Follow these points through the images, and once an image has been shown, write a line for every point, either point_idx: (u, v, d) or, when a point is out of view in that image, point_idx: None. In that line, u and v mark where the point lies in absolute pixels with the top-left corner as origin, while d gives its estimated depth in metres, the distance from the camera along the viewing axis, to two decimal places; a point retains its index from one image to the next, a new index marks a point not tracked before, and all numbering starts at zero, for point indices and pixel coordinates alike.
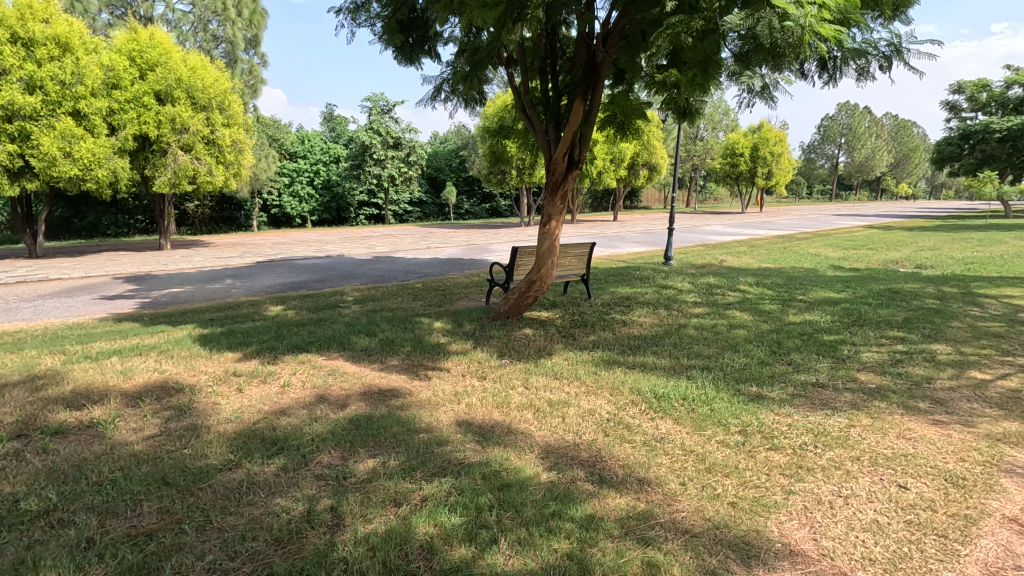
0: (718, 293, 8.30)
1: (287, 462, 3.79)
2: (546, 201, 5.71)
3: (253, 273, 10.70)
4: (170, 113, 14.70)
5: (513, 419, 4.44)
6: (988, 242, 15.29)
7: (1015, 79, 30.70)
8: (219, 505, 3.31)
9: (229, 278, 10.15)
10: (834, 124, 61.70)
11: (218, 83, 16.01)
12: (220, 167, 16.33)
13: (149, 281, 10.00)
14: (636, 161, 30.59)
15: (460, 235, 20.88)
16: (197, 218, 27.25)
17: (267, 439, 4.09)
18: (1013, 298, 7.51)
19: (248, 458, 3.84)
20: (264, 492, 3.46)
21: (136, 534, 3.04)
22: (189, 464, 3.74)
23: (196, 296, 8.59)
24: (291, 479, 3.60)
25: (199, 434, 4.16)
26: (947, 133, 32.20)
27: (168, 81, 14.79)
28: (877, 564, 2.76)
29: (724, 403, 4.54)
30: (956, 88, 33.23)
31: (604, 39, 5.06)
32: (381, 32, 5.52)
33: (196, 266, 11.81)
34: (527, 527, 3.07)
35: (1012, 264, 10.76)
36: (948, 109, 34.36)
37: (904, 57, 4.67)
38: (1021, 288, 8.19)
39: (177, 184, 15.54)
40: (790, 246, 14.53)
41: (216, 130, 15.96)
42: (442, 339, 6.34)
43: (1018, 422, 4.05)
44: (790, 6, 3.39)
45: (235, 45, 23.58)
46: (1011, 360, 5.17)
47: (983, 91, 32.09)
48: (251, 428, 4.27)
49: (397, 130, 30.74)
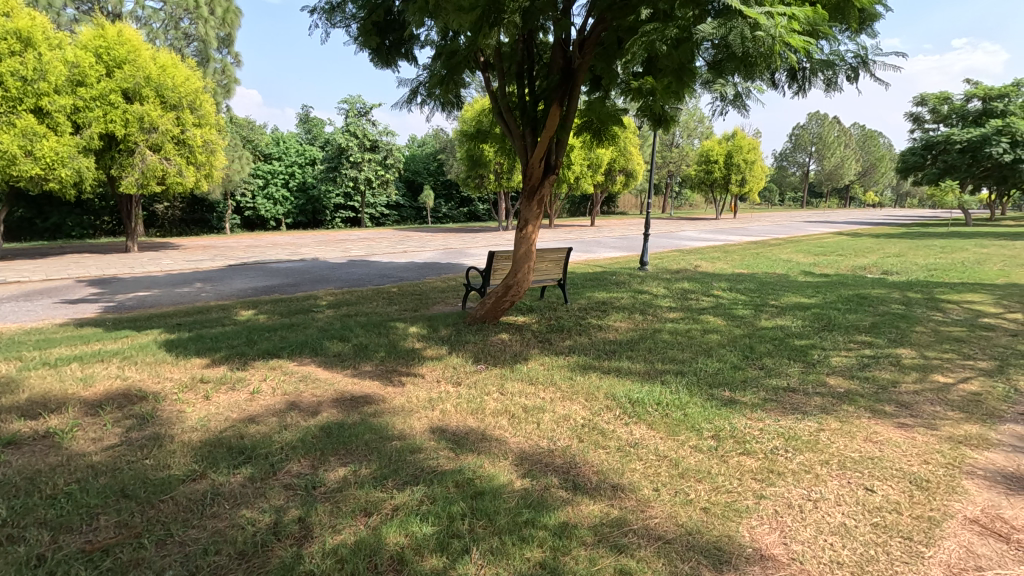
0: (693, 298, 8.39)
1: (255, 471, 3.65)
2: (523, 205, 5.68)
3: (225, 277, 10.44)
4: (138, 112, 14.27)
5: (488, 425, 4.37)
6: (948, 249, 15.92)
7: (974, 92, 32.12)
8: (181, 518, 3.16)
9: (200, 281, 9.86)
10: (805, 134, 64.02)
11: (190, 82, 15.63)
12: (191, 167, 16.01)
13: (113, 284, 9.67)
14: (613, 166, 30.96)
15: (438, 239, 20.85)
16: (167, 220, 26.60)
17: (234, 448, 3.94)
18: (973, 303, 7.76)
19: (213, 468, 3.68)
20: (230, 503, 3.31)
21: (92, 549, 2.87)
22: (151, 474, 3.57)
23: (164, 300, 8.32)
24: (258, 489, 3.46)
25: (162, 443, 3.99)
26: (911, 143, 33.51)
27: (136, 79, 14.33)
28: (844, 567, 2.77)
29: (698, 408, 4.54)
30: (919, 100, 34.64)
31: (581, 45, 5.09)
32: (357, 34, 5.49)
33: (165, 269, 11.49)
34: (499, 536, 3.00)
35: (971, 270, 11.16)
36: (912, 120, 35.70)
37: (870, 68, 4.79)
38: (981, 294, 8.48)
39: (146, 184, 15.15)
40: (763, 252, 14.80)
41: (187, 130, 15.60)
42: (417, 344, 6.23)
43: (978, 424, 4.14)
44: (761, 16, 3.41)
45: (208, 43, 23.27)
46: (972, 363, 5.33)
47: (945, 103, 33.52)
48: (217, 436, 4.11)
49: (374, 132, 30.52)
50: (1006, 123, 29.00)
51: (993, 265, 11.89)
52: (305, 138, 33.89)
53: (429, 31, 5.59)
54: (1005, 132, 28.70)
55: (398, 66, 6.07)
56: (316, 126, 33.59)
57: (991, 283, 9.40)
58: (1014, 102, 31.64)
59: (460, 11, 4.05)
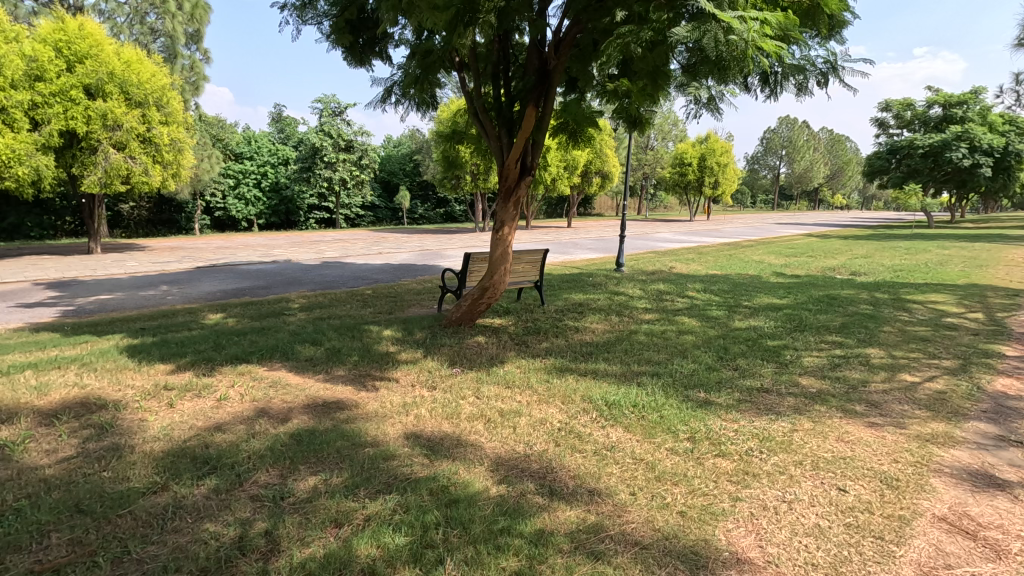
0: (668, 299, 8.44)
1: (220, 482, 3.47)
2: (499, 206, 5.63)
3: (194, 279, 10.10)
4: (101, 109, 13.77)
5: (463, 431, 4.26)
6: (913, 250, 16.51)
7: (935, 99, 33.66)
8: (139, 534, 2.98)
9: (166, 284, 9.51)
10: (775, 138, 66.29)
11: (156, 78, 15.09)
12: (158, 166, 15.47)
13: (72, 287, 9.26)
14: (589, 168, 31.35)
15: (413, 240, 20.73)
16: (133, 220, 25.72)
17: (199, 458, 3.75)
18: (938, 303, 7.99)
19: (176, 480, 3.49)
20: (192, 517, 3.14)
21: (41, 570, 2.69)
22: (108, 488, 3.37)
23: (127, 304, 7.98)
24: (223, 501, 3.29)
25: (122, 454, 3.78)
26: (877, 148, 34.77)
27: (98, 75, 13.86)
28: (818, 569, 2.74)
29: (674, 410, 4.52)
30: (884, 106, 36.09)
31: (556, 46, 5.07)
32: (329, 31, 5.42)
33: (127, 271, 11.12)
34: (474, 545, 2.90)
35: (934, 270, 11.59)
36: (878, 125, 37.04)
37: (839, 74, 4.91)
38: (943, 294, 8.76)
39: (109, 184, 14.62)
40: (735, 254, 14.98)
41: (152, 128, 15.04)
42: (391, 347, 6.10)
43: (944, 422, 4.21)
44: (734, 20, 3.45)
45: (175, 39, 22.95)
46: (937, 362, 5.45)
47: (908, 109, 34.99)
48: (181, 446, 3.91)
49: (349, 132, 30.16)
50: (964, 129, 30.36)
51: (954, 266, 12.35)
52: (280, 138, 33.36)
53: (403, 31, 5.54)
54: (963, 138, 30.05)
55: (372, 66, 6.04)
56: (291, 126, 33.16)
57: (953, 284, 9.77)
58: (971, 110, 33.25)
59: (434, 10, 3.98)
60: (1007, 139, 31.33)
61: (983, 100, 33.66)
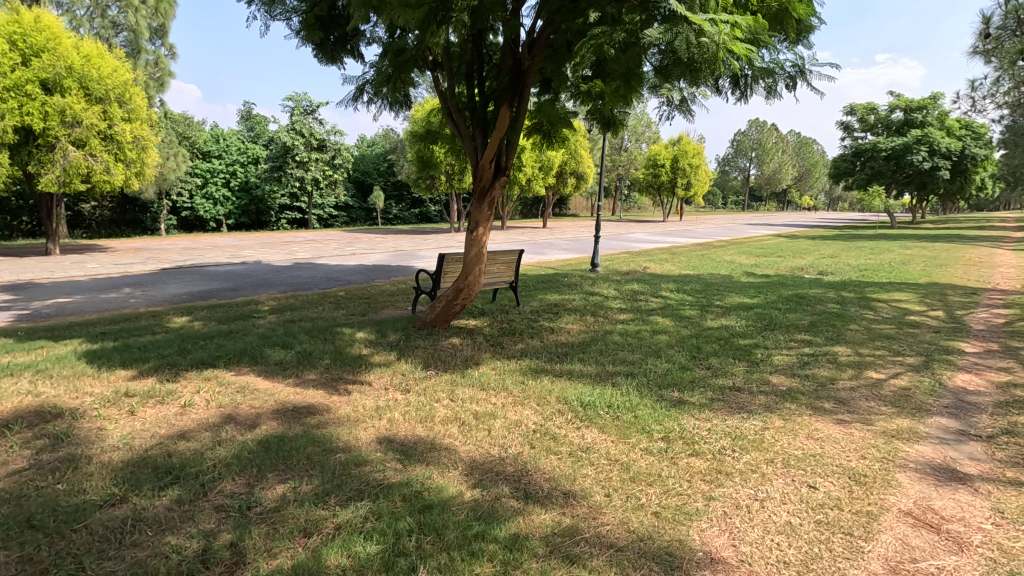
0: (642, 299, 8.50)
1: (183, 493, 3.31)
2: (474, 207, 5.58)
3: (158, 281, 9.77)
4: (59, 104, 13.32)
5: (437, 434, 4.17)
6: (877, 250, 17.04)
7: (897, 104, 34.92)
8: (95, 548, 2.82)
9: (129, 287, 9.18)
10: (746, 141, 68.38)
11: (118, 73, 14.69)
12: (120, 164, 15.00)
13: (26, 290, 8.83)
14: (564, 169, 31.61)
15: (387, 240, 20.52)
16: (95, 220, 25.17)
17: (160, 468, 3.58)
18: (901, 302, 8.21)
19: (136, 491, 3.33)
20: (153, 530, 2.99)
21: None
22: (62, 501, 3.19)
23: (88, 307, 7.67)
24: (185, 513, 3.14)
25: (77, 465, 3.58)
26: (843, 151, 35.70)
27: (56, 69, 13.39)
28: (790, 567, 2.74)
29: (648, 410, 4.52)
30: (850, 110, 37.24)
31: (530, 47, 5.05)
32: (299, 27, 5.34)
33: (86, 272, 10.77)
34: (448, 552, 2.81)
35: (897, 270, 11.95)
36: (843, 128, 38.23)
37: (806, 78, 5.02)
38: (906, 292, 9.02)
39: (68, 182, 14.08)
40: (707, 254, 15.17)
41: (114, 125, 14.61)
42: (364, 350, 5.96)
43: (909, 418, 4.30)
44: (705, 22, 3.49)
45: (139, 34, 22.43)
46: (902, 359, 5.58)
47: (871, 114, 36.15)
48: (142, 456, 3.73)
49: (322, 131, 29.73)
50: (924, 134, 32.01)
51: (915, 266, 12.76)
52: (250, 137, 32.73)
53: (375, 29, 5.48)
54: (923, 141, 31.58)
55: (344, 63, 6.00)
56: (261, 124, 32.66)
57: (914, 282, 10.09)
58: (930, 114, 34.54)
59: (405, 7, 3.89)
60: (965, 143, 32.83)
61: (941, 106, 35.09)
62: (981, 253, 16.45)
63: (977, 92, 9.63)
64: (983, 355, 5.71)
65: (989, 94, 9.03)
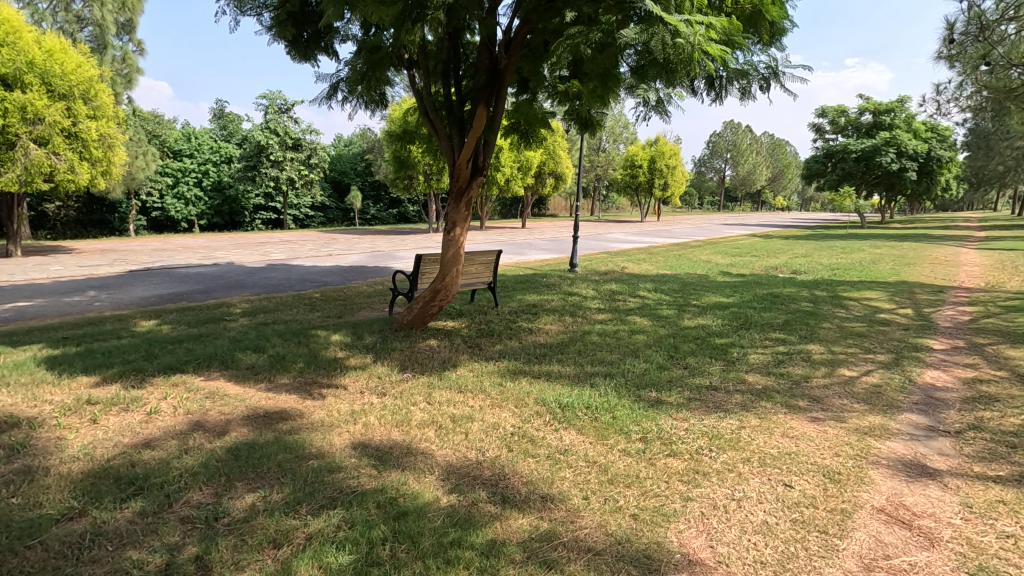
0: (621, 299, 8.55)
1: (147, 504, 3.16)
2: (451, 207, 5.55)
3: (124, 284, 9.44)
4: (19, 101, 12.93)
5: (414, 438, 4.07)
6: (848, 249, 17.51)
7: (866, 107, 36.11)
8: (50, 566, 2.67)
9: (93, 290, 8.84)
10: (721, 142, 70.09)
11: (82, 69, 14.32)
12: (85, 163, 14.59)
13: None
14: (543, 169, 31.88)
15: (365, 241, 20.28)
16: (59, 221, 24.53)
17: (123, 478, 3.41)
18: (871, 300, 8.40)
19: (96, 504, 3.16)
20: (114, 544, 2.84)
21: None
22: (15, 517, 3.01)
23: (49, 312, 7.35)
24: (149, 526, 2.99)
25: (33, 478, 3.39)
26: (815, 152, 36.78)
27: (16, 64, 13.00)
28: (767, 567, 2.73)
29: (626, 410, 4.50)
30: (821, 113, 38.36)
31: (506, 47, 5.06)
32: (270, 24, 5.29)
33: (47, 275, 10.37)
34: (423, 560, 2.72)
35: (867, 269, 12.26)
36: (816, 130, 39.33)
37: (779, 80, 5.12)
38: (876, 291, 9.25)
39: (29, 182, 13.66)
40: (684, 254, 15.34)
41: (79, 122, 14.22)
42: (339, 353, 5.83)
43: (880, 415, 4.36)
44: (680, 23, 3.52)
45: (106, 29, 21.97)
46: (873, 356, 5.68)
47: (841, 116, 37.32)
48: (104, 466, 3.54)
49: (297, 130, 29.37)
50: (893, 136, 33.13)
51: (885, 265, 13.10)
52: (222, 134, 32.19)
53: (349, 26, 5.44)
54: (892, 143, 32.70)
55: (317, 61, 5.97)
56: (234, 123, 32.12)
57: (883, 281, 10.36)
58: (898, 117, 35.72)
59: (379, 4, 3.86)
60: (931, 145, 34.15)
61: (908, 108, 36.26)
62: (946, 252, 17.04)
63: (941, 96, 9.99)
64: (950, 352, 5.85)
65: (952, 97, 9.42)
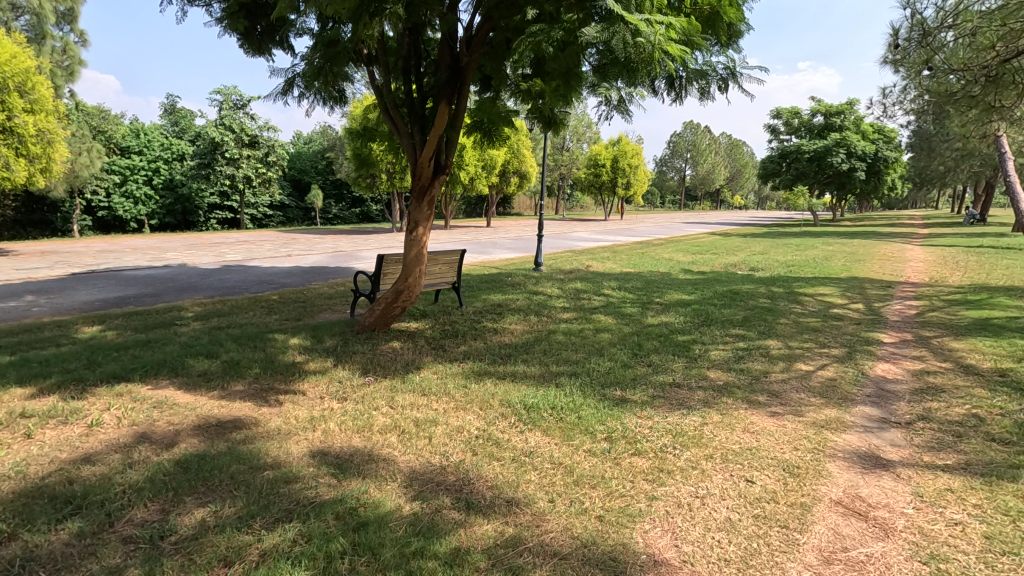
0: (586, 297, 8.59)
1: (85, 524, 2.92)
2: (414, 205, 5.48)
3: (65, 288, 8.92)
4: None
5: (375, 445, 3.93)
6: (802, 246, 18.21)
7: (818, 109, 37.77)
8: None
9: (30, 295, 8.30)
10: (681, 142, 72.64)
11: (18, 59, 13.48)
12: (21, 160, 14.00)
13: None
14: (507, 168, 32.19)
15: (326, 241, 19.83)
16: None
17: (60, 497, 3.16)
18: (825, 296, 8.70)
19: (27, 526, 2.90)
20: (46, 570, 2.61)
21: None
22: None
23: None
24: (87, 547, 2.77)
25: None
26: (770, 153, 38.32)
27: None
28: (730, 565, 2.71)
29: (591, 410, 4.46)
30: (777, 113, 39.87)
31: (468, 44, 5.05)
32: (220, 15, 5.14)
33: None
34: (382, 572, 2.60)
35: (821, 265, 12.71)
36: (771, 131, 40.91)
37: (735, 81, 5.28)
38: (828, 287, 9.58)
39: None
40: (646, 252, 15.57)
41: (14, 117, 13.52)
42: (298, 357, 5.63)
43: (837, 408, 4.47)
44: (639, 23, 3.56)
45: (45, 18, 20.75)
46: (828, 351, 5.85)
47: (795, 118, 39.00)
48: (37, 485, 3.27)
49: (253, 126, 28.44)
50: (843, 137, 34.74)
51: (837, 261, 13.64)
52: (171, 130, 31.21)
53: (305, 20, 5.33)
54: (842, 143, 34.21)
55: (272, 54, 5.85)
56: (186, 118, 31.09)
57: (836, 277, 10.77)
58: (848, 118, 37.32)
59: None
60: (878, 146, 36.00)
61: (856, 110, 37.90)
62: (892, 248, 17.90)
63: (887, 99, 10.46)
64: (899, 345, 6.09)
65: (897, 100, 9.92)
